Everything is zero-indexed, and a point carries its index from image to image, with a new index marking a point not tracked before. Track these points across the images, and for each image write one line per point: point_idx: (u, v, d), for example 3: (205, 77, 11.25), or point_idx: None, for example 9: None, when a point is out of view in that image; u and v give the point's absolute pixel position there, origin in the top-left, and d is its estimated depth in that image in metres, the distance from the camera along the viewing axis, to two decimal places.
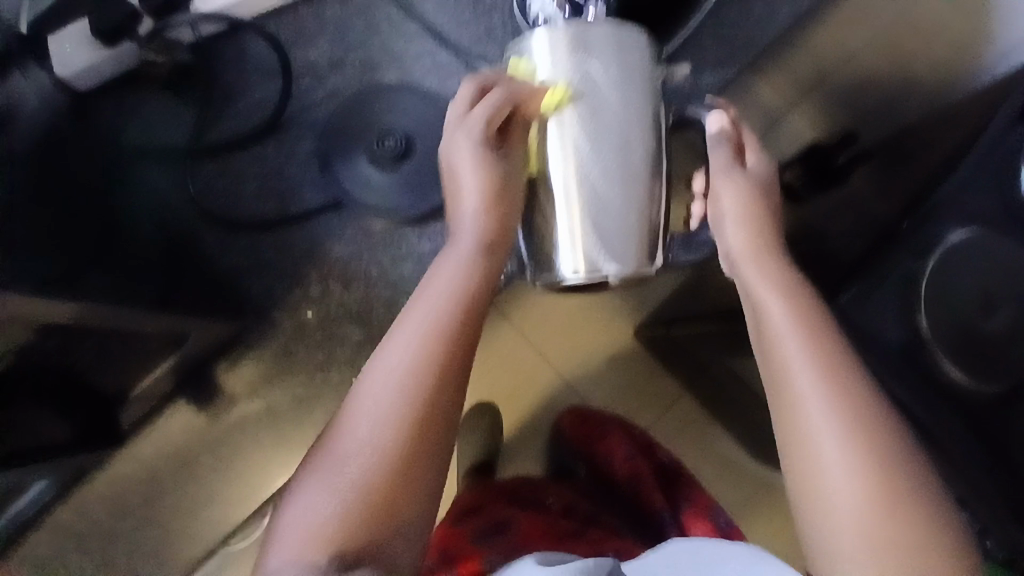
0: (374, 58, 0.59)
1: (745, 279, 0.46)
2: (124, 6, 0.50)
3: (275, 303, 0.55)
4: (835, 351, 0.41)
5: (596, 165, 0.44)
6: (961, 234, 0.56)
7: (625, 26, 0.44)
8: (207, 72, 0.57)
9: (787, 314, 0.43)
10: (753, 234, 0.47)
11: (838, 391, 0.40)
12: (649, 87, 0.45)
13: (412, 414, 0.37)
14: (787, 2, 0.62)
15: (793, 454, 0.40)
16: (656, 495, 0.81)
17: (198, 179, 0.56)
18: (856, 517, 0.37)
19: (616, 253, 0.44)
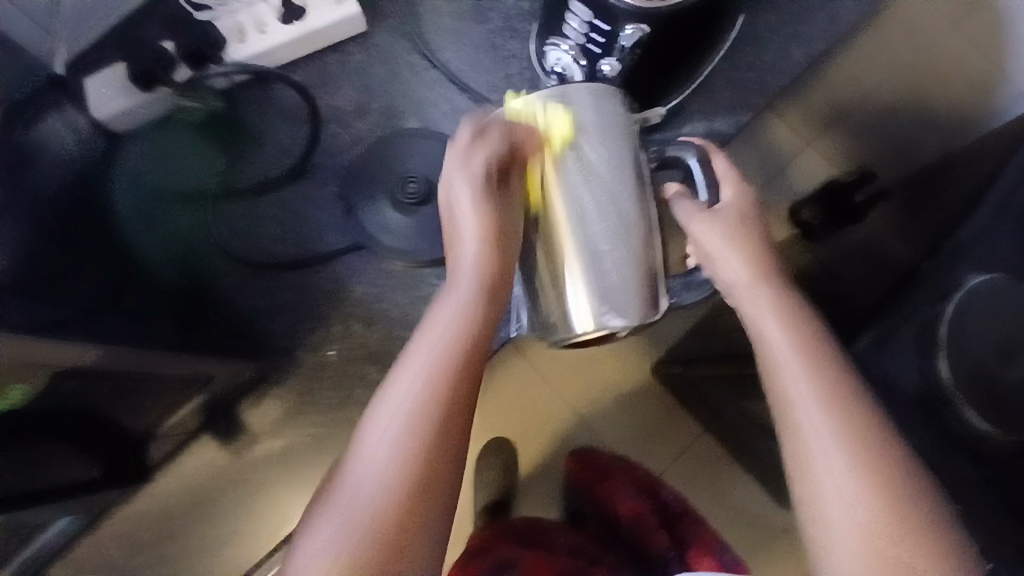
0: (396, 104, 0.61)
1: (743, 304, 0.45)
2: (154, 50, 0.53)
3: (296, 342, 0.56)
4: (840, 380, 0.40)
5: (586, 218, 0.45)
6: (979, 279, 0.57)
7: (598, 87, 0.47)
8: (237, 119, 0.60)
9: (787, 342, 0.42)
10: (751, 266, 0.46)
11: (846, 419, 0.39)
12: (629, 143, 0.47)
13: (423, 453, 0.35)
14: (800, 49, 0.64)
15: (800, 483, 0.39)
16: (659, 534, 0.85)
17: (226, 220, 0.58)
18: (863, 552, 0.36)
19: (617, 303, 0.45)
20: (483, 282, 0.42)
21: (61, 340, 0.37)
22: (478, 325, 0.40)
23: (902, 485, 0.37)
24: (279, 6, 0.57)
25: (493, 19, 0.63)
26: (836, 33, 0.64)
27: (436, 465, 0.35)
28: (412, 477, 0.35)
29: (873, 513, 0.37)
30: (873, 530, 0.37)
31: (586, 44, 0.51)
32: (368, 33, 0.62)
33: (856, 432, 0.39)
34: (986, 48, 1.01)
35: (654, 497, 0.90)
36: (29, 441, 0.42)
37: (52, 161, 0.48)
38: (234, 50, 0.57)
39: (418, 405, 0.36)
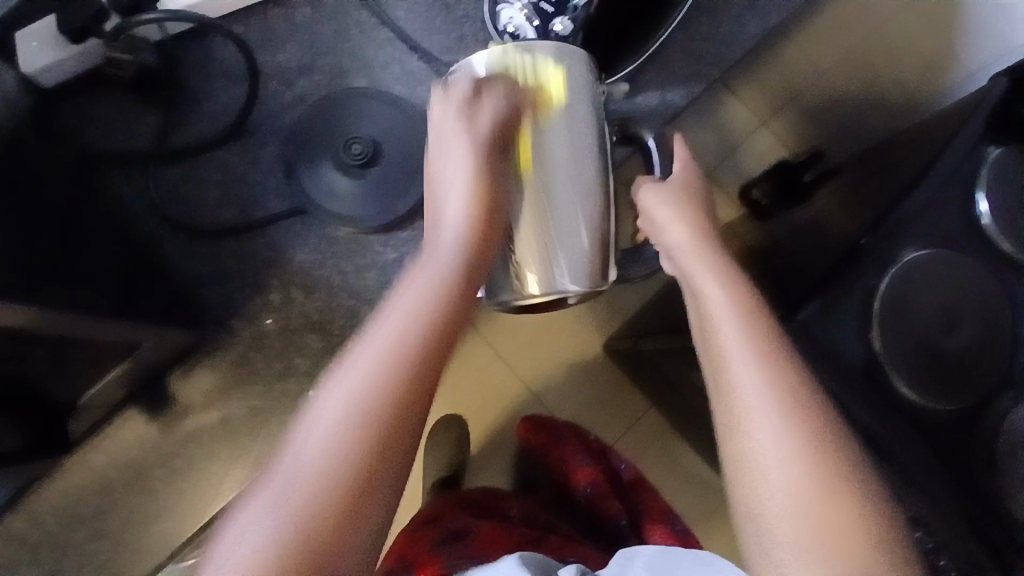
0: (343, 63, 0.58)
1: (683, 273, 0.46)
2: (92, 6, 0.49)
3: (234, 312, 0.54)
4: (777, 340, 0.40)
5: (549, 182, 0.44)
6: (916, 253, 0.59)
7: (566, 48, 0.44)
8: (172, 74, 0.56)
9: (721, 297, 0.42)
10: (693, 231, 0.46)
11: (775, 362, 0.39)
12: (593, 110, 0.45)
13: (362, 455, 0.30)
14: (755, 23, 0.63)
15: (731, 429, 0.38)
16: (611, 501, 0.81)
17: (159, 181, 0.55)
18: (798, 501, 0.35)
19: (570, 269, 0.45)
20: (468, 240, 0.39)
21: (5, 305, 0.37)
22: (457, 289, 0.36)
23: (833, 434, 0.37)
24: None
25: None
26: (793, 8, 0.64)
27: (387, 452, 0.30)
28: (342, 504, 0.29)
29: (804, 458, 0.35)
30: (804, 475, 0.35)
31: (538, 3, 0.52)
32: None
33: (788, 381, 0.38)
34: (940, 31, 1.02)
35: (605, 463, 0.88)
36: None
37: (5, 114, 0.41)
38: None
39: (380, 373, 0.31)
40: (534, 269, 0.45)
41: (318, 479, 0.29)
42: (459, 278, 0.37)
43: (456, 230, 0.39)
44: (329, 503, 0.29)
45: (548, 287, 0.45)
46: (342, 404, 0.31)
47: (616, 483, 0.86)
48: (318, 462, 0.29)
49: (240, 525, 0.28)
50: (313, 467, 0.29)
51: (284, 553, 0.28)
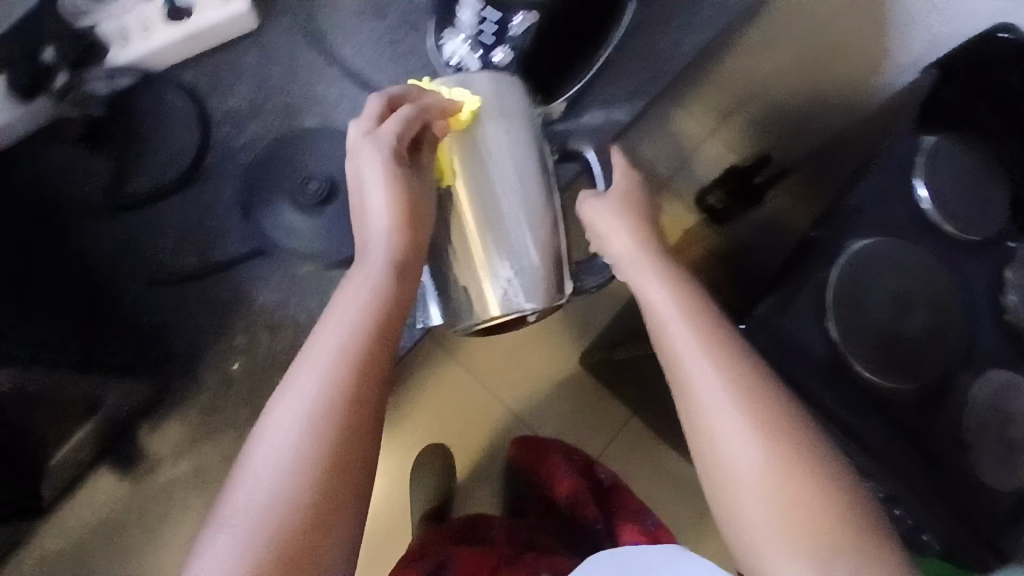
0: (294, 103, 0.59)
1: (634, 280, 0.51)
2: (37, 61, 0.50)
3: (199, 358, 0.53)
4: (724, 337, 0.48)
5: (491, 203, 0.47)
6: (861, 243, 0.65)
7: (498, 76, 0.48)
8: (123, 126, 0.57)
9: (669, 304, 0.49)
10: (636, 239, 0.52)
11: (725, 363, 0.46)
12: (531, 132, 0.49)
13: (321, 479, 0.38)
14: (690, 39, 0.66)
15: (697, 427, 0.46)
16: (589, 505, 0.87)
17: (118, 231, 0.55)
18: (749, 460, 0.44)
19: (523, 285, 0.48)
20: (361, 330, 0.42)
21: None
22: (383, 311, 0.43)
23: (774, 398, 0.46)
24: (163, 8, 0.55)
25: (390, 14, 0.62)
26: (725, 22, 0.67)
27: (341, 464, 0.39)
28: (310, 506, 0.38)
29: (753, 427, 0.44)
30: (753, 439, 0.44)
31: (480, 36, 0.54)
32: (259, 31, 0.60)
33: (738, 374, 0.46)
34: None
35: (591, 477, 0.93)
36: None
37: None
38: (117, 55, 0.55)
39: (316, 414, 0.39)
40: (488, 288, 0.48)
41: (275, 508, 0.38)
42: (369, 340, 0.42)
43: (348, 329, 0.42)
44: (293, 507, 0.38)
45: (508, 306, 0.48)
46: (290, 432, 0.39)
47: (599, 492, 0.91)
48: (281, 468, 0.38)
49: (218, 551, 0.37)
50: (277, 490, 0.38)
51: (264, 545, 0.37)
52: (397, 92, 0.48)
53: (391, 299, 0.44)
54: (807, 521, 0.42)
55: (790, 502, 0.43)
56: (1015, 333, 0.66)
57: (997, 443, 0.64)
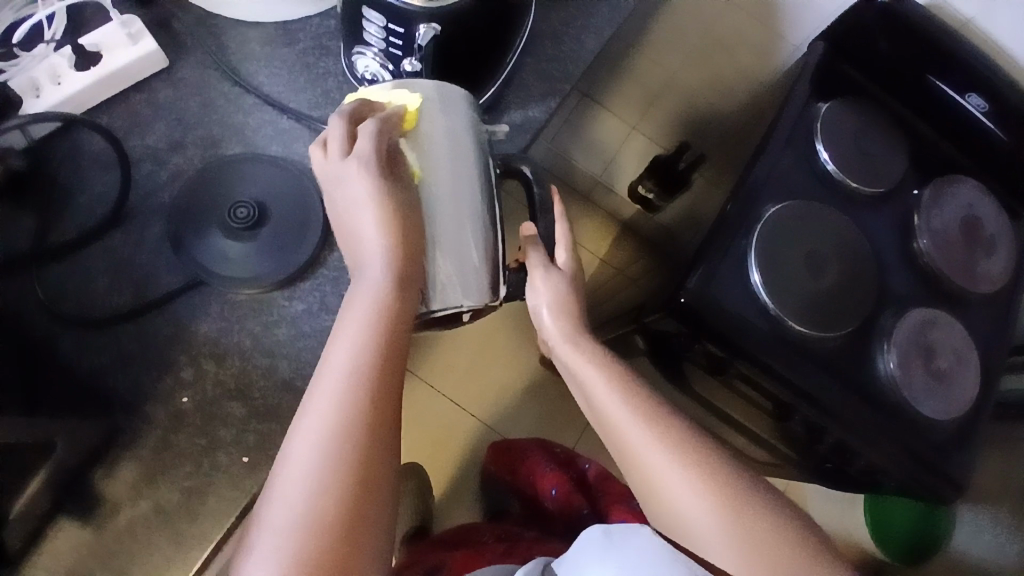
0: (215, 133, 0.60)
1: (569, 364, 0.58)
2: None
3: (145, 396, 0.53)
4: (652, 402, 0.54)
5: (441, 205, 0.49)
6: (774, 209, 0.70)
7: (442, 86, 0.50)
8: (44, 174, 0.56)
9: (600, 377, 0.55)
10: (562, 312, 0.58)
11: (655, 421, 0.52)
12: (475, 141, 0.51)
13: (343, 497, 0.40)
14: (592, 37, 0.70)
15: (638, 475, 0.51)
16: (574, 492, 0.89)
17: (47, 281, 0.54)
18: (700, 511, 0.48)
19: (468, 285, 0.49)
20: (374, 344, 0.44)
21: None
22: (389, 326, 0.44)
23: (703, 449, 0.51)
24: (72, 55, 0.56)
25: (302, 39, 0.63)
26: (621, 19, 0.71)
27: (368, 475, 0.41)
28: (335, 522, 0.39)
29: (697, 479, 0.49)
30: (698, 489, 0.49)
31: (388, 48, 0.54)
32: (172, 67, 0.60)
33: (667, 429, 0.52)
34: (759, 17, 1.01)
35: (573, 468, 0.98)
36: None
37: None
38: (29, 106, 0.55)
39: (331, 436, 0.41)
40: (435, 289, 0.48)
41: (299, 528, 0.39)
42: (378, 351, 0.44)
43: (355, 348, 0.43)
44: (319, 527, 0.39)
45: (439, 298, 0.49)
46: (306, 459, 0.40)
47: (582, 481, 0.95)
48: (303, 493, 0.40)
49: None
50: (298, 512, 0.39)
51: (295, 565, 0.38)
52: (354, 108, 0.49)
53: (396, 313, 0.45)
54: (762, 551, 0.47)
55: (745, 540, 0.47)
56: (922, 273, 0.73)
57: (923, 374, 0.69)
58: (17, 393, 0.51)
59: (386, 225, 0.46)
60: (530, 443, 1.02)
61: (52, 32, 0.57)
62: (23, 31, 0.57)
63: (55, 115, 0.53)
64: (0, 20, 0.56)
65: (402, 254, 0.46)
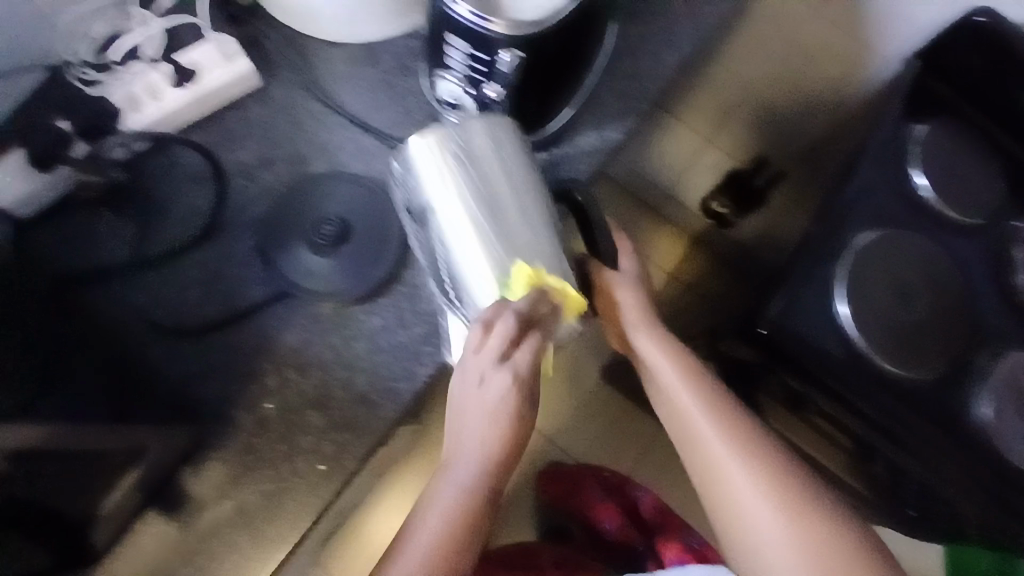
0: (301, 151, 0.62)
1: (652, 364, 0.60)
2: (52, 132, 0.57)
3: (231, 402, 0.56)
4: (726, 411, 0.58)
5: (502, 242, 0.49)
6: (864, 238, 0.68)
7: (491, 119, 0.51)
8: (142, 188, 0.60)
9: (679, 380, 0.59)
10: (640, 312, 0.60)
11: (739, 442, 0.57)
12: (531, 167, 0.52)
13: (463, 514, 0.51)
14: (671, 55, 0.69)
15: (710, 484, 0.57)
16: (631, 530, 1.05)
17: (144, 290, 0.57)
18: (767, 508, 0.54)
19: (547, 309, 0.49)
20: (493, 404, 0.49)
21: None
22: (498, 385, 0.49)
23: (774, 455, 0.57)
24: (171, 73, 0.60)
25: (385, 59, 0.65)
26: (700, 36, 0.70)
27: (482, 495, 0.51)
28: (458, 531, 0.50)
29: (765, 484, 0.55)
30: (767, 494, 0.55)
31: (471, 73, 0.55)
32: (263, 87, 0.63)
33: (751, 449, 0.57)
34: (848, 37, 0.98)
35: (626, 496, 1.08)
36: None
37: None
38: (127, 119, 0.59)
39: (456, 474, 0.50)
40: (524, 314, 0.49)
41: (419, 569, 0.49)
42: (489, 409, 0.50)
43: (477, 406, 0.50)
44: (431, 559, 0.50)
45: (525, 329, 0.49)
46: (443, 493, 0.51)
47: (632, 508, 1.07)
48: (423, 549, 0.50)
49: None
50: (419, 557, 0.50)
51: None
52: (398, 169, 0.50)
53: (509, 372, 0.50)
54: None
55: (807, 539, 0.53)
56: None
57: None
58: (111, 398, 0.53)
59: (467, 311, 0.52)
60: (584, 471, 1.08)
61: (152, 51, 0.60)
62: (123, 49, 0.60)
63: (144, 135, 0.59)
64: (98, 32, 0.61)
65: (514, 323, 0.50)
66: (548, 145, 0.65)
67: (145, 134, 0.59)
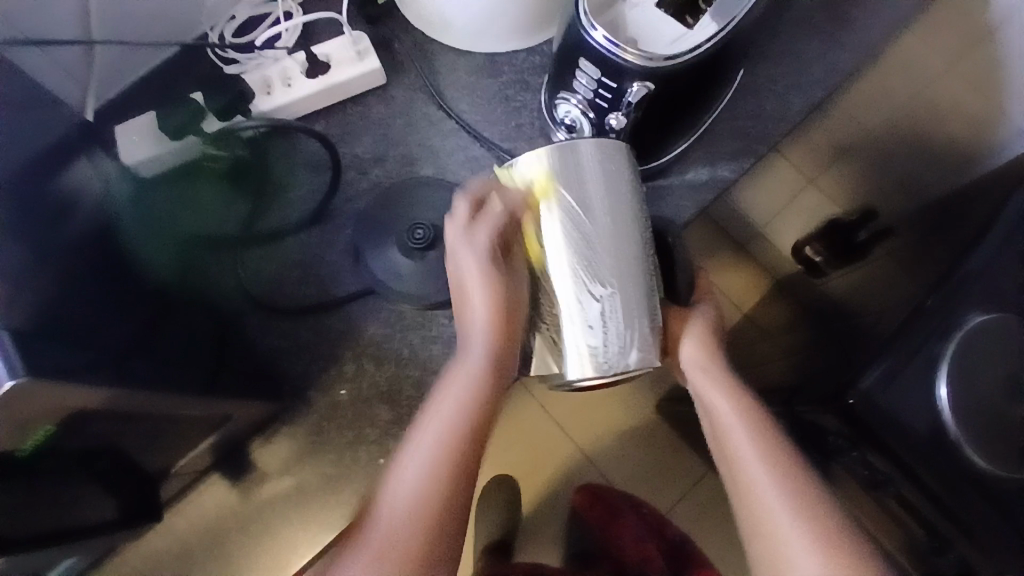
0: (413, 152, 0.64)
1: (707, 404, 0.55)
2: (189, 107, 0.60)
3: (311, 382, 0.58)
4: (781, 450, 0.53)
5: (595, 281, 0.47)
6: (983, 317, 0.62)
7: (608, 143, 0.48)
8: (262, 167, 0.64)
9: (733, 412, 0.54)
10: (705, 352, 0.56)
11: (811, 514, 0.50)
12: (634, 203, 0.49)
13: (447, 487, 0.47)
14: (799, 98, 0.68)
15: (771, 563, 0.49)
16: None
17: (246, 264, 0.61)
18: (815, 568, 0.48)
19: (637, 348, 0.48)
20: (491, 332, 0.51)
21: (80, 383, 0.39)
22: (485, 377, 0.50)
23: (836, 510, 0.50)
24: (304, 61, 0.63)
25: (506, 72, 0.66)
26: (833, 83, 0.68)
27: (437, 522, 0.46)
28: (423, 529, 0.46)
29: (818, 542, 0.48)
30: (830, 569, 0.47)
31: (594, 99, 0.55)
32: (386, 86, 0.66)
33: (828, 526, 0.49)
34: (977, 78, 0.81)
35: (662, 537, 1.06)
36: (70, 475, 0.45)
37: (88, 205, 0.48)
38: (260, 101, 0.63)
39: (424, 477, 0.47)
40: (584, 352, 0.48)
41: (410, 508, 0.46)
42: (488, 365, 0.51)
43: (480, 361, 0.51)
44: (421, 513, 0.46)
45: (611, 364, 0.48)
46: (415, 474, 0.47)
47: (671, 551, 1.04)
48: (411, 491, 0.46)
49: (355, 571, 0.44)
50: (402, 504, 0.46)
51: (396, 559, 0.45)
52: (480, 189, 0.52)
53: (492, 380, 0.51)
54: None
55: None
56: None
57: None
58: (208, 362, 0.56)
59: (492, 312, 0.50)
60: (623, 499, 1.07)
61: (287, 39, 0.65)
62: (263, 36, 0.65)
63: (266, 120, 0.59)
64: (240, 12, 0.66)
65: (504, 339, 0.51)
66: (658, 178, 0.64)
67: (268, 120, 0.59)
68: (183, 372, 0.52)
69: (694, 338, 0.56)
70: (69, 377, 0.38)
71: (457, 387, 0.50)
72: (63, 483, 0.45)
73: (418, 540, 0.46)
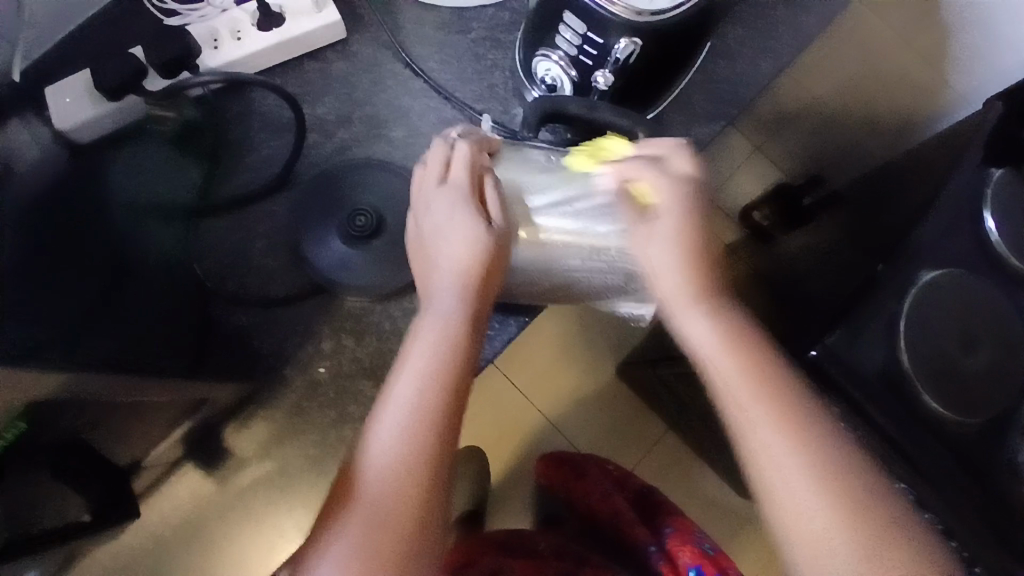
0: (380, 114, 0.61)
1: (695, 337, 0.43)
2: (129, 62, 0.54)
3: (286, 360, 0.55)
4: (781, 387, 0.41)
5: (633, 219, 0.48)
6: (932, 273, 0.66)
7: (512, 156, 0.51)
8: (214, 128, 0.59)
9: (714, 340, 0.43)
10: (686, 266, 0.44)
11: (821, 457, 0.40)
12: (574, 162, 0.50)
13: (429, 452, 0.40)
14: (768, 62, 0.68)
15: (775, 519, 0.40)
16: (638, 526, 0.81)
17: (203, 234, 0.57)
18: (823, 515, 0.38)
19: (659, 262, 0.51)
20: (470, 267, 0.44)
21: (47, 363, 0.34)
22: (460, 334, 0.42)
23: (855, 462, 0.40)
24: (255, 13, 0.58)
25: (476, 28, 0.63)
26: (798, 48, 0.69)
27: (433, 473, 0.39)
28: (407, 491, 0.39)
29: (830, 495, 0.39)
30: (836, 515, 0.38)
31: (579, 56, 0.53)
32: (348, 42, 0.62)
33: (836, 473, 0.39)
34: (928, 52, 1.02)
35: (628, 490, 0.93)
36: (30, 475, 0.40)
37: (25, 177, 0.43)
38: (208, 56, 0.57)
39: (410, 415, 0.40)
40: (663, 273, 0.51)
41: (384, 488, 0.39)
42: (465, 311, 0.43)
43: (455, 267, 0.44)
44: (403, 489, 0.39)
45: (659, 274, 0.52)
46: (399, 414, 0.40)
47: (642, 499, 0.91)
48: (387, 458, 0.40)
49: (340, 549, 0.38)
50: (385, 473, 0.39)
51: (381, 525, 0.39)
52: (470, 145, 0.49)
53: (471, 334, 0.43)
54: None
55: None
56: None
57: None
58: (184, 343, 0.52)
59: (473, 246, 0.44)
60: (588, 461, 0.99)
61: None
62: None
63: (219, 75, 0.55)
64: None
65: (481, 280, 0.44)
66: None
67: (222, 74, 0.55)
68: (163, 352, 0.49)
69: (661, 254, 0.45)
70: (22, 361, 0.35)
71: (423, 344, 0.42)
72: (24, 484, 0.41)
73: (406, 512, 0.39)
